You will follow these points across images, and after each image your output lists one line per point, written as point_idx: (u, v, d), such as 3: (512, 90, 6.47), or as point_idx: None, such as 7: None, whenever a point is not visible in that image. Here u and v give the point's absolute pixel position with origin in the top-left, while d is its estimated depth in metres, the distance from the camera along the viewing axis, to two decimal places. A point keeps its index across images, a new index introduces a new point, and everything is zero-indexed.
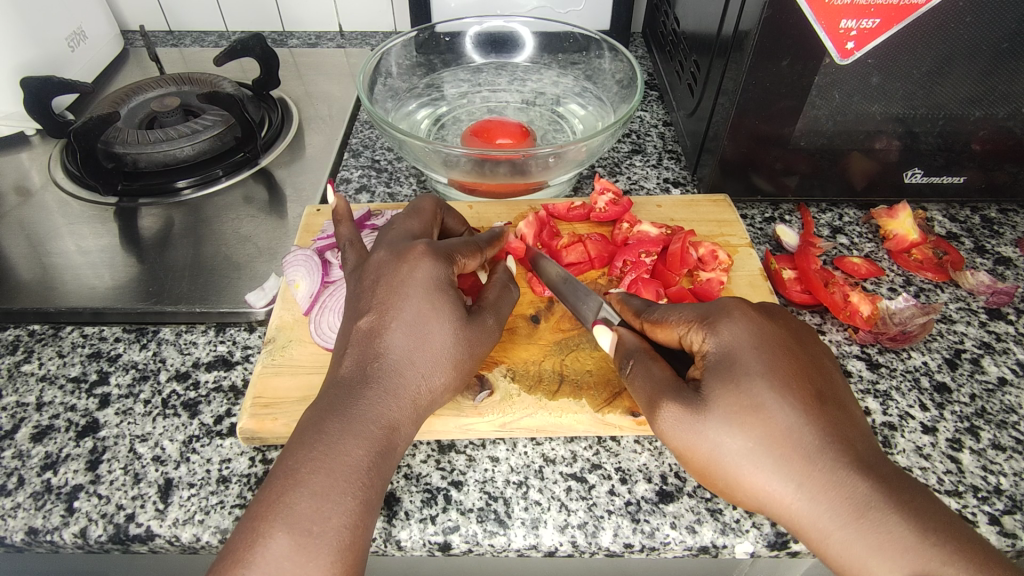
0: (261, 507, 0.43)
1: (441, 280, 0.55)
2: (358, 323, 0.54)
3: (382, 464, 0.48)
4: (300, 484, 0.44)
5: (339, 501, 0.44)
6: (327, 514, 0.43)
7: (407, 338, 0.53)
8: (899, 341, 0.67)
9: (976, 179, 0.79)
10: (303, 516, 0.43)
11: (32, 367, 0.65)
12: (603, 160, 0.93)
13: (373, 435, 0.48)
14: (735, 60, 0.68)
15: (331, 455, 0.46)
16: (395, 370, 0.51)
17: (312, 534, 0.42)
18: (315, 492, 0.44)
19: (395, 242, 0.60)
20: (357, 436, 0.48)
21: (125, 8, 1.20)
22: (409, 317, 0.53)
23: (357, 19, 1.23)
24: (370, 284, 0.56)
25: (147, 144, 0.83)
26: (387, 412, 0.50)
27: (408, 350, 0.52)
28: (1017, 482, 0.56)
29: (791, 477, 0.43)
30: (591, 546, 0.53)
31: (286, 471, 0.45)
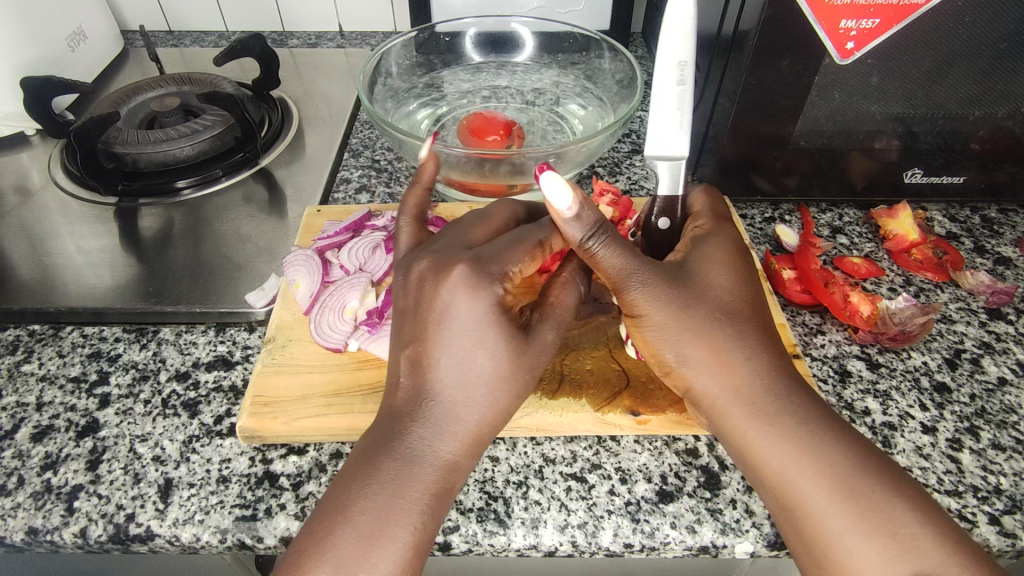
0: (308, 550, 0.44)
1: (499, 302, 0.50)
2: (406, 350, 0.51)
3: (434, 510, 0.47)
4: (346, 525, 0.45)
5: (381, 550, 0.44)
6: (370, 561, 0.44)
7: (460, 348, 0.49)
8: (899, 341, 0.67)
9: (976, 179, 0.79)
10: (347, 562, 0.43)
11: (33, 367, 0.65)
12: (602, 160, 0.93)
13: (429, 477, 0.48)
14: (735, 60, 0.68)
15: (383, 493, 0.46)
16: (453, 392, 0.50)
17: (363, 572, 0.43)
18: (360, 534, 0.45)
19: (441, 252, 0.54)
20: (409, 479, 0.47)
21: (125, 8, 1.20)
22: (455, 347, 0.49)
23: (357, 19, 1.23)
24: (412, 312, 0.51)
25: (147, 144, 0.83)
26: (444, 438, 0.49)
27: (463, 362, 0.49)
28: (1017, 482, 0.56)
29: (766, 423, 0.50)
30: (591, 545, 0.53)
31: (333, 506, 0.46)
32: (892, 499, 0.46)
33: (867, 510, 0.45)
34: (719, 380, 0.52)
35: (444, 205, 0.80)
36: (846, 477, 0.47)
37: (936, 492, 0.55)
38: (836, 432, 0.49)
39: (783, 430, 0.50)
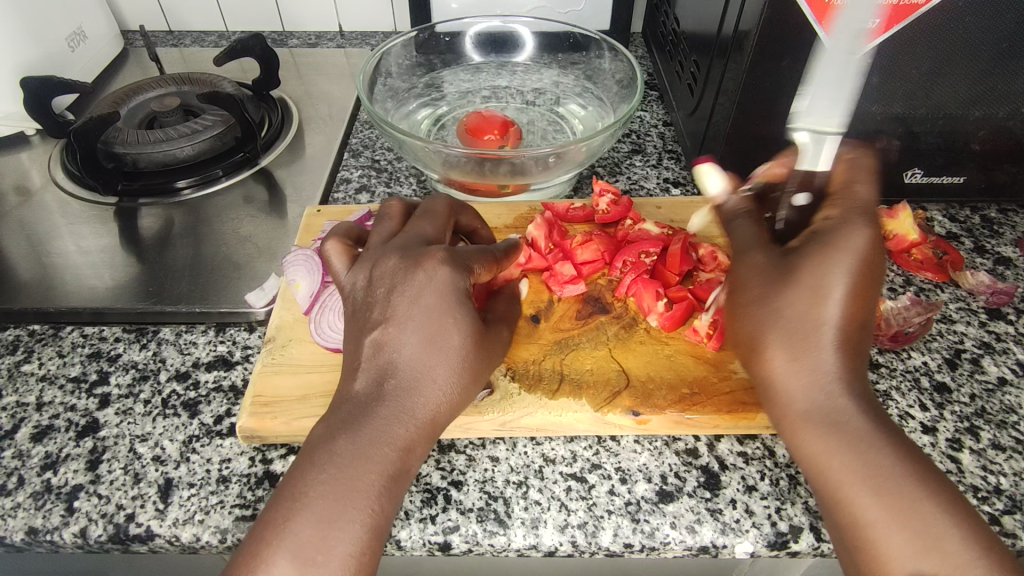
0: (270, 531, 0.43)
1: (456, 291, 0.53)
2: (372, 333, 0.52)
3: (393, 490, 0.47)
4: (304, 507, 0.44)
5: (341, 528, 0.43)
6: (333, 542, 0.43)
7: (421, 350, 0.51)
8: (899, 341, 0.67)
9: (976, 180, 0.79)
10: (305, 542, 0.42)
11: (33, 367, 0.65)
12: (602, 160, 0.93)
13: (386, 457, 0.47)
14: (735, 60, 0.68)
15: (344, 477, 0.45)
16: (410, 388, 0.50)
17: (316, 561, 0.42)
18: (319, 518, 0.43)
19: (409, 246, 0.57)
20: (367, 459, 0.46)
21: (125, 8, 1.20)
22: (420, 332, 0.51)
23: (357, 19, 1.23)
24: (380, 296, 0.53)
25: (148, 144, 0.83)
26: (401, 431, 0.48)
27: (424, 361, 0.51)
28: (1017, 482, 0.56)
29: (813, 410, 0.46)
30: (591, 545, 0.53)
31: (293, 494, 0.44)
32: (930, 502, 0.41)
33: (910, 515, 0.41)
34: (790, 361, 0.47)
35: (444, 205, 0.80)
36: (884, 473, 0.43)
37: None
38: (881, 434, 0.44)
39: (841, 438, 0.45)
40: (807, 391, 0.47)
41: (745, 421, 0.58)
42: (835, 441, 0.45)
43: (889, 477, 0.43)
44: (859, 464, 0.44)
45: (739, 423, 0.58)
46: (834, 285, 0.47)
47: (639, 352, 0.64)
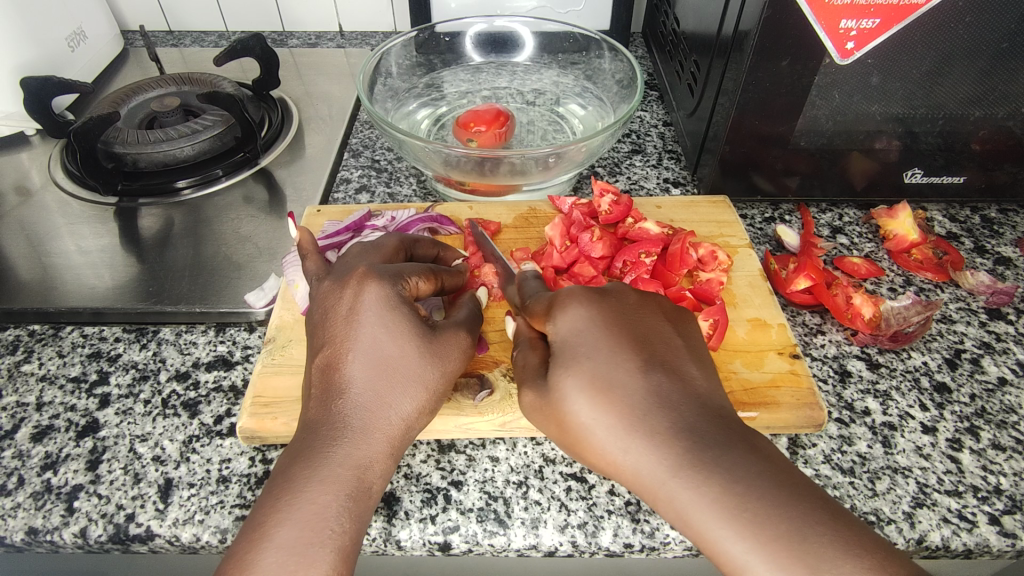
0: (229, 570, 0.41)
1: (393, 302, 0.53)
2: (317, 360, 0.52)
3: (354, 509, 0.45)
4: (266, 538, 0.42)
5: (305, 552, 0.42)
6: (296, 571, 0.41)
7: (366, 368, 0.50)
8: (899, 341, 0.67)
9: (976, 180, 0.79)
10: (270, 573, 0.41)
11: (33, 367, 0.65)
12: (602, 160, 0.93)
13: (342, 478, 0.46)
14: (735, 60, 0.68)
15: (300, 505, 0.44)
16: (363, 408, 0.49)
17: None
18: (282, 546, 0.42)
19: (342, 270, 0.58)
20: (323, 480, 0.45)
21: (125, 8, 1.20)
22: (364, 350, 0.51)
23: (357, 19, 1.23)
24: (320, 322, 0.54)
25: (147, 144, 0.83)
26: (356, 453, 0.48)
27: (373, 381, 0.50)
28: (1017, 482, 0.56)
29: (606, 421, 0.45)
30: (591, 545, 0.53)
31: (253, 527, 0.43)
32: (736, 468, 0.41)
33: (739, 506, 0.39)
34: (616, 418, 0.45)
35: (444, 205, 0.80)
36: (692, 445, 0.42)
37: (936, 492, 0.55)
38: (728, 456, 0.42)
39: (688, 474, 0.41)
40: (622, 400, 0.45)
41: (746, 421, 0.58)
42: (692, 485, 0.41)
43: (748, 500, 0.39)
44: (664, 449, 0.43)
45: None
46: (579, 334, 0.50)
47: None
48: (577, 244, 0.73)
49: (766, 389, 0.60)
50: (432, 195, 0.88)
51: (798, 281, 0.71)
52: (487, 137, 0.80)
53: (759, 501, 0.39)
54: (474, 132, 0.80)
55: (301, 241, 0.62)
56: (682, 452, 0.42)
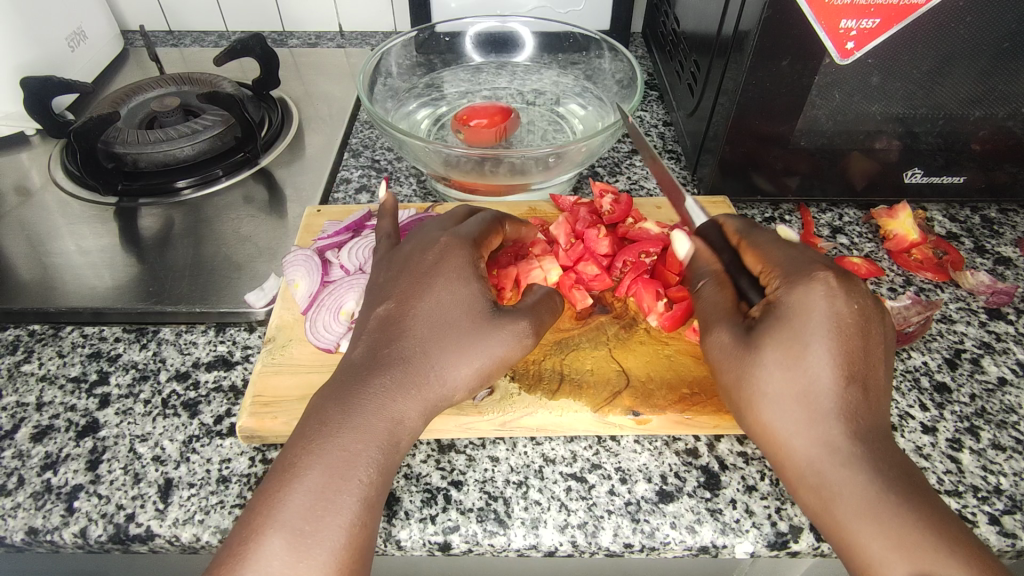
0: (259, 503, 0.44)
1: (464, 271, 0.56)
2: (379, 309, 0.55)
3: (385, 462, 0.48)
4: (297, 480, 0.45)
5: (331, 501, 0.44)
6: (322, 515, 0.44)
7: (426, 326, 0.53)
8: (899, 341, 0.67)
9: (976, 180, 0.79)
10: (297, 511, 0.43)
11: (33, 367, 0.65)
12: (602, 160, 0.93)
13: (376, 428, 0.48)
14: (735, 60, 0.68)
15: (330, 450, 0.46)
16: (406, 361, 0.52)
17: (305, 534, 0.43)
18: (309, 490, 0.44)
19: (421, 234, 0.61)
20: (358, 428, 0.48)
21: (125, 8, 1.20)
22: (422, 311, 0.54)
23: (357, 19, 1.23)
24: (397, 273, 0.58)
25: (148, 144, 0.84)
26: (393, 407, 0.50)
27: (428, 340, 0.53)
28: (1017, 482, 0.56)
29: (786, 382, 0.46)
30: (591, 545, 0.53)
31: (285, 464, 0.46)
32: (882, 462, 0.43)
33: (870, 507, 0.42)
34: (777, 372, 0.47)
35: (444, 205, 0.80)
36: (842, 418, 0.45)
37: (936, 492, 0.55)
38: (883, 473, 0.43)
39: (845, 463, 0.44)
40: (808, 382, 0.45)
41: None
42: (843, 471, 0.44)
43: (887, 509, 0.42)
44: (824, 425, 0.45)
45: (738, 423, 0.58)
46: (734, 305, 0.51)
47: (639, 352, 0.64)
48: (583, 241, 0.72)
49: None
50: (431, 195, 0.88)
51: None
52: (476, 133, 0.81)
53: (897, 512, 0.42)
54: (469, 126, 0.81)
55: (386, 203, 0.67)
56: (853, 445, 0.44)
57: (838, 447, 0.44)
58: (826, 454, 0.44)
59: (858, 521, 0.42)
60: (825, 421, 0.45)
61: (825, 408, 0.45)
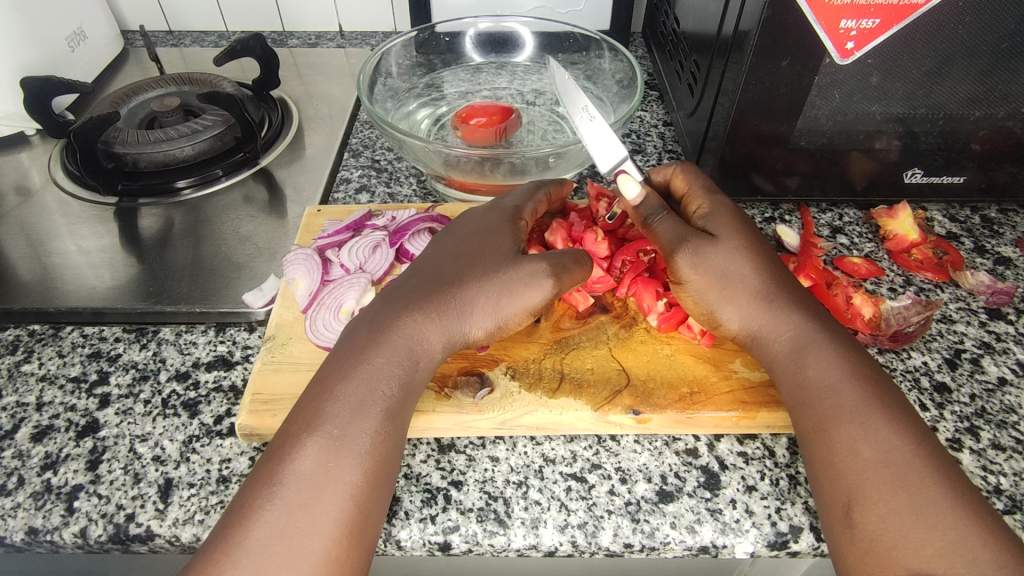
0: (303, 405, 0.51)
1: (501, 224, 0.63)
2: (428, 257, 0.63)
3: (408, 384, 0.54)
4: (338, 388, 0.51)
5: (360, 410, 0.50)
6: (353, 421, 0.50)
7: (460, 264, 0.60)
8: (899, 341, 0.67)
9: (976, 180, 0.79)
10: (336, 417, 0.50)
11: (32, 367, 0.65)
12: (602, 160, 0.93)
13: (404, 348, 0.54)
14: (735, 60, 0.68)
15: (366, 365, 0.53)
16: (436, 293, 0.58)
17: (335, 440, 0.48)
18: (347, 398, 0.51)
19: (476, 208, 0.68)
20: (394, 349, 0.54)
21: (125, 8, 1.20)
22: (463, 253, 0.61)
23: (357, 19, 1.23)
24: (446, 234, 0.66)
25: (147, 143, 0.84)
26: (422, 332, 0.56)
27: (459, 277, 0.59)
28: (1017, 482, 0.56)
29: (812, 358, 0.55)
30: (591, 545, 0.53)
31: (328, 376, 0.53)
32: (913, 441, 0.48)
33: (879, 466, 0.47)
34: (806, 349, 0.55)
35: (445, 205, 0.80)
36: (880, 396, 0.51)
37: None
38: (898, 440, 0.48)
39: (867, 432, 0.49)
40: (824, 362, 0.54)
41: (745, 421, 0.58)
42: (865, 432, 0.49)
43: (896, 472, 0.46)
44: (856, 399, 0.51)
45: (739, 423, 0.59)
46: (744, 257, 0.60)
47: (639, 351, 0.64)
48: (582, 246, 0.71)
49: (767, 388, 0.60)
50: (431, 195, 0.88)
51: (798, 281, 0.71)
52: (473, 130, 0.81)
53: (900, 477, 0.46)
54: (467, 123, 0.81)
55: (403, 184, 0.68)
56: (869, 412, 0.50)
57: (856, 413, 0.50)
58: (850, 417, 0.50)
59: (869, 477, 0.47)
60: (842, 391, 0.52)
61: (842, 381, 0.52)
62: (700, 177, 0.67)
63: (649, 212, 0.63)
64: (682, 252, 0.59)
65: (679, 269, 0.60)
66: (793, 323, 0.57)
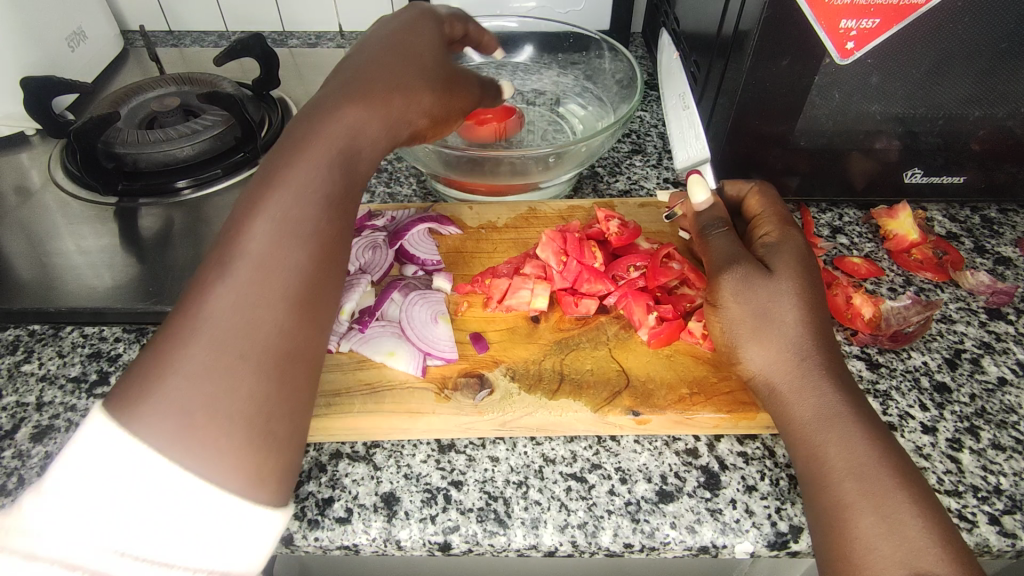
0: (182, 316, 0.40)
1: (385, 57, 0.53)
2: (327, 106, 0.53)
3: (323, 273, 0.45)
4: (223, 278, 0.41)
5: (260, 308, 0.41)
6: (255, 318, 0.41)
7: (340, 114, 0.49)
8: (899, 341, 0.67)
9: (976, 180, 0.79)
10: (231, 319, 0.40)
11: (33, 367, 0.65)
12: (602, 160, 0.93)
13: (304, 216, 0.45)
14: (735, 61, 0.68)
15: (263, 254, 0.43)
16: (321, 141, 0.48)
17: (236, 354, 0.39)
18: (238, 292, 0.41)
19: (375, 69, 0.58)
20: (293, 225, 0.45)
21: (125, 8, 1.20)
22: (340, 103, 0.50)
23: (357, 19, 1.23)
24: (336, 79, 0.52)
25: (148, 143, 0.84)
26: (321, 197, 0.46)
27: (344, 126, 0.49)
28: (1017, 482, 0.56)
29: (815, 398, 0.52)
30: (591, 545, 0.53)
31: (212, 265, 0.42)
32: (937, 538, 0.43)
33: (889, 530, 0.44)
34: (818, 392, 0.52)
35: (444, 205, 0.80)
36: (901, 473, 0.46)
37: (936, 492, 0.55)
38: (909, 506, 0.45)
39: (868, 489, 0.46)
40: (826, 410, 0.51)
41: (745, 421, 0.58)
42: (872, 490, 0.46)
43: (903, 542, 0.43)
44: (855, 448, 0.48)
45: (739, 423, 0.59)
46: (787, 301, 0.56)
47: (639, 351, 0.64)
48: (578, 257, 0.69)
49: None
50: (431, 195, 0.87)
51: None
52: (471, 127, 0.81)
53: (908, 543, 0.43)
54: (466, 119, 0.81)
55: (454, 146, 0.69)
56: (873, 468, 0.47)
57: (862, 466, 0.47)
58: (851, 469, 0.47)
59: (871, 540, 0.44)
60: (844, 441, 0.49)
61: (846, 436, 0.49)
62: (776, 205, 0.66)
63: (710, 224, 0.64)
64: (727, 278, 0.59)
65: (721, 293, 0.58)
66: (820, 391, 0.52)
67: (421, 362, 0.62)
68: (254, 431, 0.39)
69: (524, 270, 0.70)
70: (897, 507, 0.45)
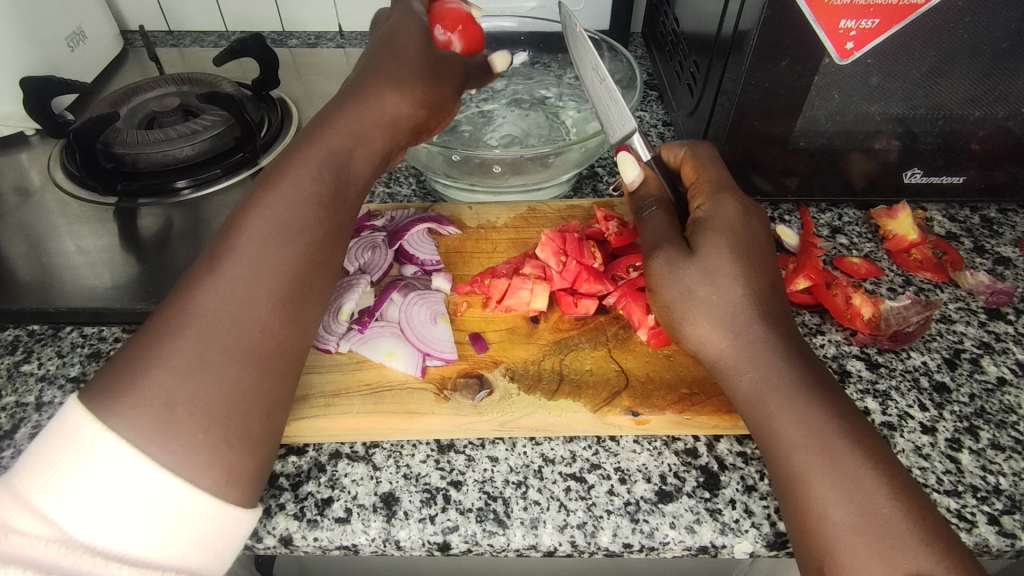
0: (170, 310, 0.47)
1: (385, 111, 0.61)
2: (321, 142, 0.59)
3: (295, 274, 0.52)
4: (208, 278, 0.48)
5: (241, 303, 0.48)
6: (238, 308, 0.48)
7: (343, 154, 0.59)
8: (899, 341, 0.67)
9: (976, 179, 0.79)
10: (213, 311, 0.47)
11: (32, 367, 0.65)
12: (602, 160, 0.93)
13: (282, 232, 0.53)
14: (735, 60, 0.68)
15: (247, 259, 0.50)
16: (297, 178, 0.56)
17: (215, 333, 0.46)
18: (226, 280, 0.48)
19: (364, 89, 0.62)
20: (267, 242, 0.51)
21: (125, 8, 1.20)
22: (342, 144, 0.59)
23: (357, 19, 1.23)
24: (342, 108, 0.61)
25: (147, 143, 0.85)
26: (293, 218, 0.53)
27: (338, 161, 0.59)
28: (1017, 482, 0.56)
29: (759, 373, 0.51)
30: (591, 545, 0.53)
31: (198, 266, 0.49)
32: (896, 498, 0.43)
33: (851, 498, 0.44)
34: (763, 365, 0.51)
35: (443, 205, 0.80)
36: (845, 432, 0.47)
37: (936, 492, 0.55)
38: (862, 471, 0.45)
39: (824, 462, 0.46)
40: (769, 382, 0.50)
41: None
42: (827, 464, 0.46)
43: (865, 514, 0.43)
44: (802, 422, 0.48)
45: (738, 423, 0.58)
46: (722, 263, 0.54)
47: (639, 351, 0.64)
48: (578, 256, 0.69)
49: None
50: (431, 195, 0.87)
51: (798, 281, 0.70)
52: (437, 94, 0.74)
53: (872, 507, 0.43)
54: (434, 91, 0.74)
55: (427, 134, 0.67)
56: (821, 438, 0.47)
57: (813, 437, 0.47)
58: (802, 443, 0.47)
59: (836, 510, 0.44)
60: (792, 416, 0.48)
61: (793, 409, 0.49)
62: (710, 167, 0.63)
63: (642, 205, 0.62)
64: (656, 259, 0.57)
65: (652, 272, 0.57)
66: (762, 363, 0.51)
67: (421, 362, 0.62)
68: (230, 429, 0.45)
69: (524, 270, 0.70)
70: (853, 474, 0.45)
